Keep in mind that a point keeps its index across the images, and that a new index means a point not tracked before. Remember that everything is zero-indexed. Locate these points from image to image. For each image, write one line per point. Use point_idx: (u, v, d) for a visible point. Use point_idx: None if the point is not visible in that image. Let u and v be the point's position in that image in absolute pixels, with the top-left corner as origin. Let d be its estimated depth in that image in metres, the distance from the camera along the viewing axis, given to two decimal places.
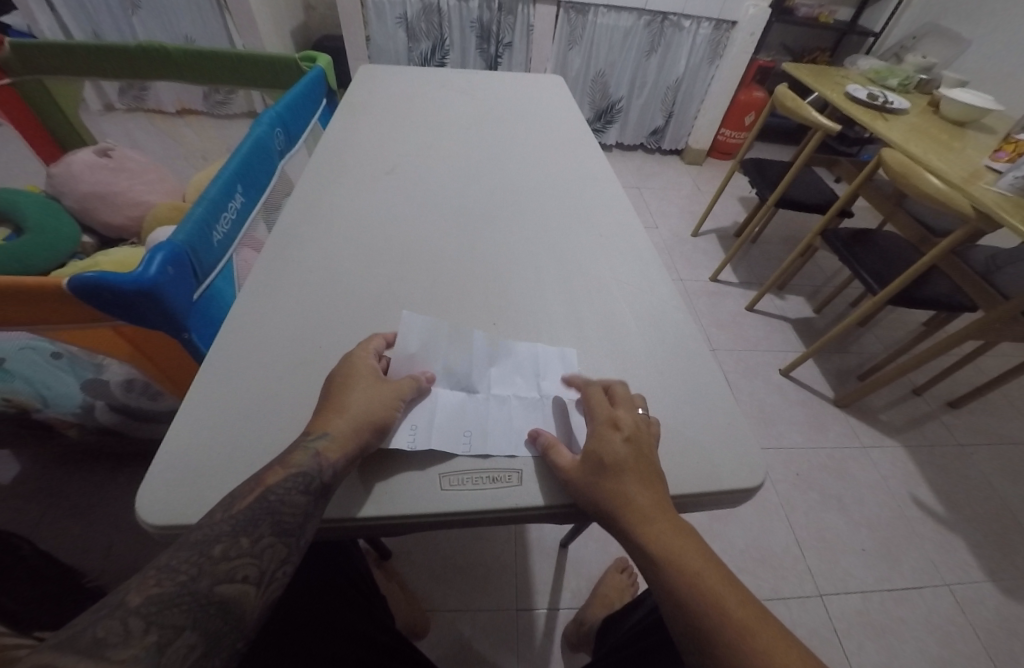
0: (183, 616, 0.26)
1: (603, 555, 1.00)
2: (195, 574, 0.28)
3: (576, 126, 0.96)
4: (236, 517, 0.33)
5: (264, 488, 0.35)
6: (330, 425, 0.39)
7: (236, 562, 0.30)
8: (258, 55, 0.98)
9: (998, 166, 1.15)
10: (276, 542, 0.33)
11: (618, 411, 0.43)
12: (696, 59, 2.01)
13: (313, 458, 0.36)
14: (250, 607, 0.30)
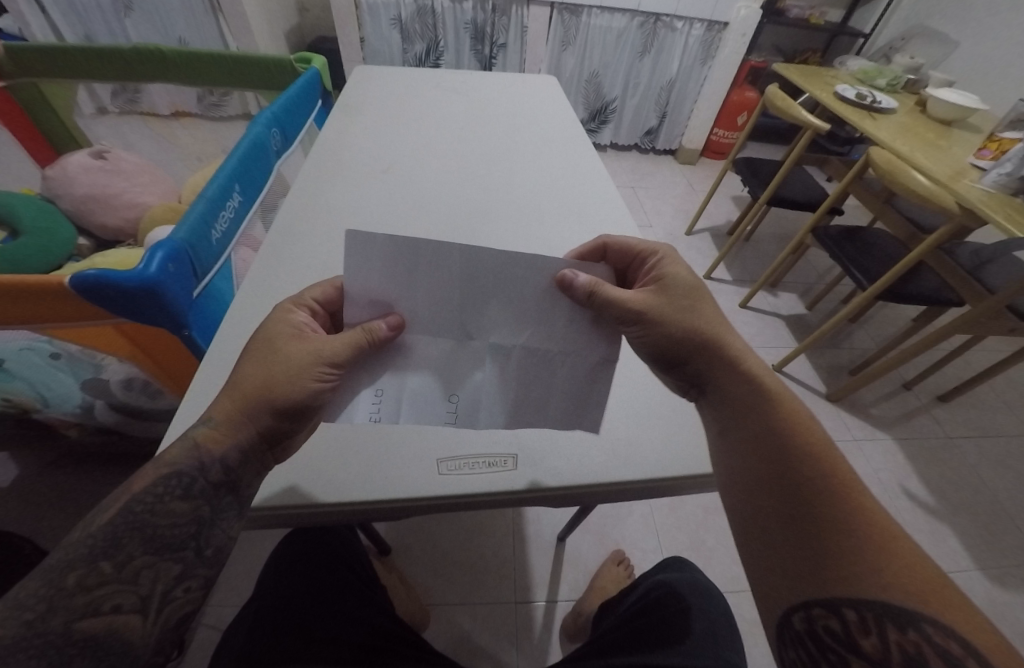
0: (34, 661, 0.28)
1: (599, 549, 1.01)
2: (47, 612, 0.29)
3: (570, 126, 0.97)
4: (96, 538, 0.32)
5: (131, 499, 0.34)
6: (220, 408, 0.37)
7: (102, 593, 0.31)
8: (254, 57, 0.99)
9: (983, 164, 1.18)
10: (157, 561, 0.34)
11: (680, 266, 0.44)
12: (689, 60, 2.03)
13: (193, 457, 0.36)
14: (135, 633, 0.32)
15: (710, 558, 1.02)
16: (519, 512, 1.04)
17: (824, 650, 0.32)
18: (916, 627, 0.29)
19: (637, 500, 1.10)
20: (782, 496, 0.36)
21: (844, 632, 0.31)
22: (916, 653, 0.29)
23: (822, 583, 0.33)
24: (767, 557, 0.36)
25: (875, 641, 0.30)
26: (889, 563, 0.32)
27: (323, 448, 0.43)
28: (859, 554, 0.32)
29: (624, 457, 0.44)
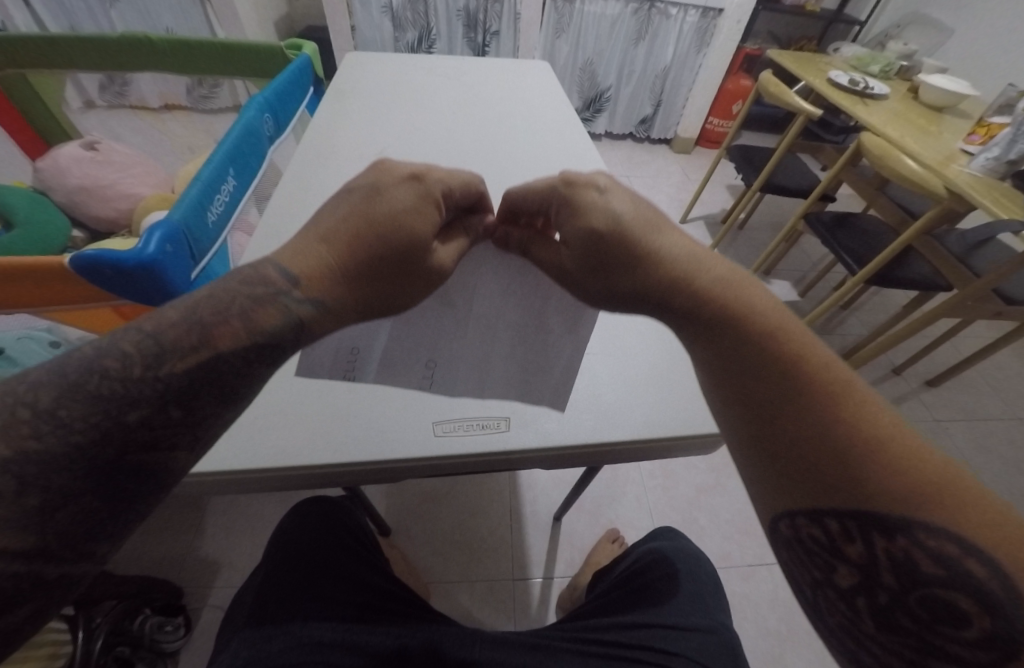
0: (72, 485, 0.26)
1: (595, 528, 1.04)
2: (100, 440, 0.27)
3: (562, 111, 0.98)
4: (168, 378, 0.30)
5: (215, 352, 0.31)
6: (331, 287, 0.36)
7: (161, 433, 0.29)
8: (243, 44, 0.98)
9: (971, 148, 1.19)
10: (221, 410, 0.32)
11: (591, 205, 0.39)
12: (684, 48, 2.03)
13: (295, 332, 0.35)
14: (183, 470, 0.31)
15: (702, 535, 1.05)
16: (515, 493, 1.07)
17: (811, 555, 0.33)
18: (907, 534, 0.28)
19: (631, 481, 1.13)
20: (754, 420, 0.35)
21: (829, 540, 0.31)
22: (903, 555, 0.29)
23: (809, 499, 0.32)
24: (754, 477, 0.35)
25: (860, 548, 0.30)
26: (882, 472, 0.30)
27: (317, 412, 0.43)
28: (846, 466, 0.31)
29: (611, 419, 0.46)
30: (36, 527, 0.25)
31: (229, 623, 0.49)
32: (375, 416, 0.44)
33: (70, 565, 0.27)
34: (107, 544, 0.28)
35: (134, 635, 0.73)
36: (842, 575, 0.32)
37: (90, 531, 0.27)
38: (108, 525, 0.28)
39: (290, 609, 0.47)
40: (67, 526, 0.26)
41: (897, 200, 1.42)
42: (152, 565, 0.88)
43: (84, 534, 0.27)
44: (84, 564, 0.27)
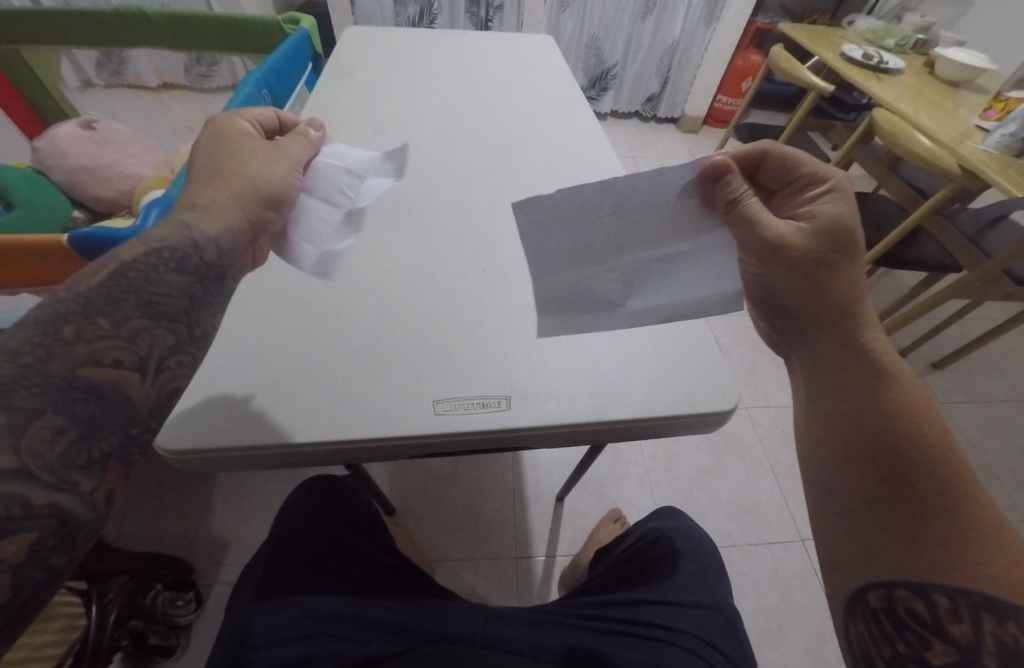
0: (39, 402, 0.27)
1: (597, 508, 1.05)
2: (43, 356, 0.28)
3: (566, 87, 0.95)
4: (91, 295, 0.32)
5: (124, 267, 0.34)
6: (207, 197, 0.40)
7: (101, 345, 0.30)
8: (239, 18, 0.95)
9: (987, 125, 1.16)
10: (153, 327, 0.33)
11: (849, 207, 0.38)
12: (693, 22, 1.96)
13: (186, 235, 0.37)
14: (134, 393, 0.31)
15: (704, 515, 1.06)
16: (519, 474, 1.08)
17: (902, 627, 0.33)
18: (1015, 621, 0.29)
19: (633, 462, 1.13)
20: (889, 468, 0.37)
21: (933, 618, 0.32)
22: (1011, 644, 0.28)
23: (916, 567, 0.34)
24: (863, 522, 0.37)
25: (967, 627, 0.30)
26: (997, 560, 0.32)
27: (319, 390, 0.43)
28: (961, 538, 0.33)
29: (612, 397, 0.46)
30: (10, 446, 0.26)
31: (239, 595, 0.50)
32: (375, 393, 0.44)
33: (55, 494, 0.27)
34: (87, 476, 0.28)
35: (147, 608, 0.74)
36: (936, 653, 0.31)
37: (66, 456, 0.27)
38: (82, 448, 0.28)
39: (298, 582, 0.47)
40: (41, 444, 0.27)
41: (908, 179, 1.38)
42: (164, 541, 0.90)
43: (61, 457, 0.27)
44: (67, 497, 0.27)
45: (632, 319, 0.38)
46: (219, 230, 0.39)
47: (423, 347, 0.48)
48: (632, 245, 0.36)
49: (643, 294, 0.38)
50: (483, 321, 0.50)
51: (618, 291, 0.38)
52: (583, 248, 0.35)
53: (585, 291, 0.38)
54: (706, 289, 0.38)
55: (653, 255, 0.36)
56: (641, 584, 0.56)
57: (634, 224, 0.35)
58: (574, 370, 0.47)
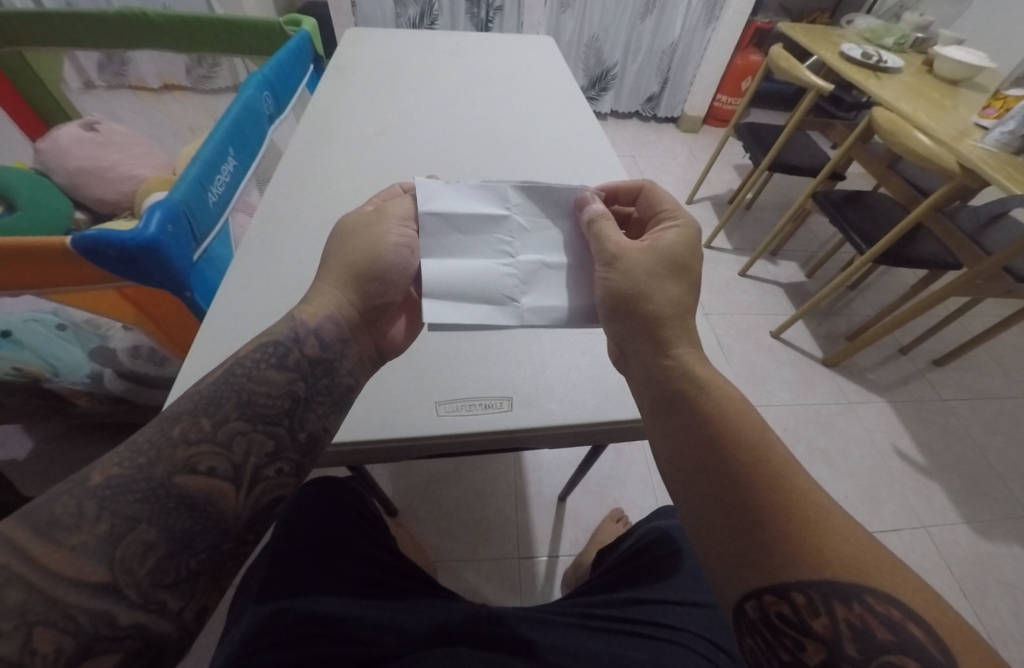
0: (137, 508, 0.28)
1: (599, 507, 1.05)
2: (151, 461, 0.30)
3: (565, 87, 0.95)
4: (201, 396, 0.35)
5: (233, 364, 0.37)
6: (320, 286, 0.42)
7: (199, 450, 0.32)
8: (242, 20, 0.96)
9: (986, 123, 1.16)
10: (251, 431, 0.35)
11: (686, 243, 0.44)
12: (693, 21, 1.96)
13: (291, 327, 0.39)
14: (227, 506, 0.32)
15: None
16: (520, 474, 1.08)
17: (779, 636, 0.29)
18: (859, 600, 0.27)
19: (635, 461, 1.13)
20: (717, 464, 0.34)
21: (795, 616, 0.28)
22: (862, 625, 0.26)
23: (763, 564, 0.30)
24: (710, 530, 0.33)
25: (826, 620, 0.27)
26: (817, 540, 0.29)
27: None
28: (800, 519, 0.30)
29: (614, 398, 0.46)
30: (106, 558, 0.27)
31: (242, 597, 0.50)
32: (380, 394, 0.44)
33: (140, 614, 0.27)
34: (174, 594, 0.28)
35: None
36: (810, 655, 0.28)
37: (157, 571, 0.28)
38: (170, 568, 0.28)
39: (298, 584, 0.48)
40: (133, 557, 0.27)
41: (908, 178, 1.38)
42: None
43: (150, 574, 0.28)
44: (153, 616, 0.27)
45: (524, 315, 0.43)
46: (325, 321, 0.40)
47: (424, 349, 0.48)
48: (524, 251, 0.44)
49: (535, 295, 0.44)
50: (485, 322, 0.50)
51: (513, 289, 0.43)
52: (489, 246, 0.43)
53: (486, 284, 0.43)
54: (571, 297, 0.45)
55: (542, 260, 0.45)
56: (642, 584, 0.56)
57: (525, 236, 0.45)
58: (576, 370, 0.48)
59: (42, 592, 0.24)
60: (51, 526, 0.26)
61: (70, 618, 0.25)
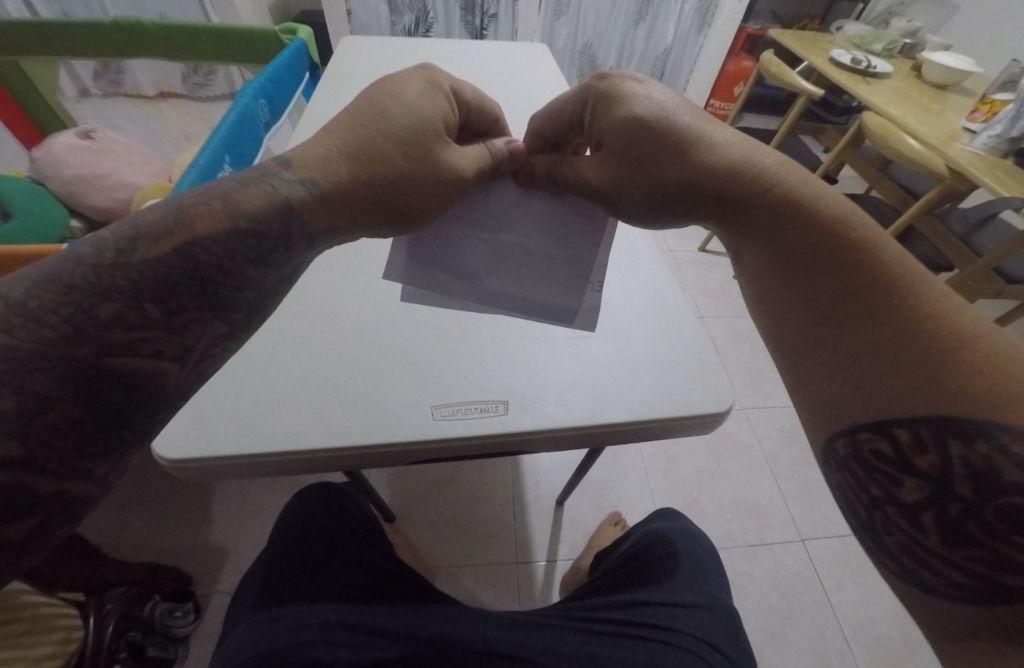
0: (59, 388, 0.26)
1: (597, 511, 1.05)
2: (73, 338, 0.27)
3: (560, 94, 0.96)
4: (144, 274, 0.29)
5: (191, 243, 0.31)
6: (318, 166, 0.36)
7: (141, 336, 0.29)
8: (238, 30, 0.97)
9: (974, 126, 1.18)
10: (204, 317, 0.32)
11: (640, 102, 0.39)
12: (685, 28, 1.98)
13: (284, 222, 0.34)
14: (172, 382, 0.32)
15: (703, 517, 1.06)
16: (518, 478, 1.08)
17: (872, 470, 0.33)
18: (986, 439, 0.27)
19: (633, 464, 1.14)
20: (823, 322, 0.35)
21: (897, 454, 0.31)
22: (984, 465, 0.27)
23: (874, 408, 0.32)
24: (821, 378, 0.35)
25: (933, 457, 0.29)
26: (946, 371, 0.30)
27: (320, 398, 0.44)
28: (922, 365, 0.31)
29: (609, 401, 0.46)
30: (20, 434, 0.25)
31: (238, 605, 0.50)
32: (374, 400, 0.44)
33: (63, 482, 0.27)
34: (99, 463, 0.29)
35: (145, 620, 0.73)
36: (909, 491, 0.31)
37: (82, 445, 0.28)
38: (99, 438, 0.29)
39: (292, 591, 0.47)
40: (54, 434, 0.26)
41: (900, 180, 1.40)
42: (163, 552, 0.90)
43: (74, 445, 0.27)
44: (78, 482, 0.28)
45: (484, 294, 0.41)
46: (324, 228, 0.36)
47: (420, 354, 0.48)
48: (508, 232, 0.41)
49: (502, 278, 0.41)
50: (480, 328, 0.51)
51: (483, 267, 0.41)
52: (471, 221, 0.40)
53: (458, 255, 0.41)
54: (539, 291, 0.42)
55: (523, 249, 0.41)
56: (639, 587, 0.56)
57: (516, 214, 0.41)
58: (572, 372, 0.48)
59: None
60: None
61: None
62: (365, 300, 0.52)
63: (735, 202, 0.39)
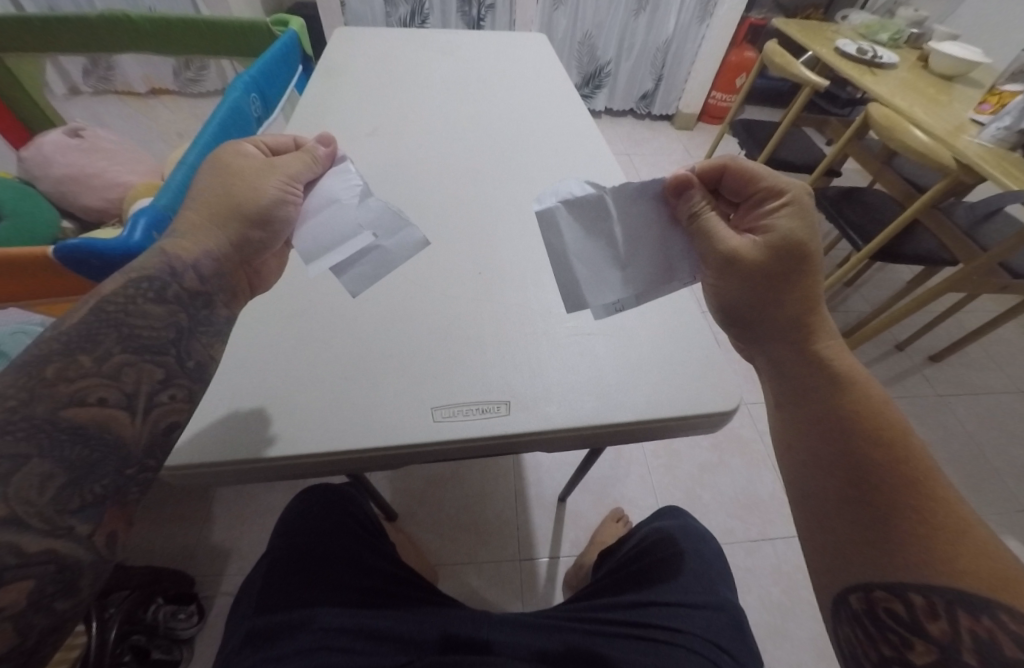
0: (24, 446, 0.28)
1: (599, 507, 1.04)
2: (26, 400, 0.30)
3: (559, 84, 0.95)
4: (71, 333, 0.34)
5: (102, 302, 0.36)
6: (188, 223, 0.43)
7: (82, 385, 0.32)
8: (229, 22, 0.95)
9: (982, 119, 1.16)
10: (137, 362, 0.35)
11: (803, 220, 0.41)
12: (686, 18, 1.95)
13: (164, 263, 0.39)
14: (125, 431, 0.32)
15: (706, 513, 1.06)
16: (520, 475, 1.07)
17: (884, 628, 0.32)
18: (989, 613, 0.28)
19: (635, 460, 1.13)
20: (853, 480, 0.37)
21: (910, 617, 0.31)
22: (988, 637, 0.27)
23: (875, 569, 0.34)
24: (834, 530, 0.37)
25: (944, 625, 0.29)
26: (954, 553, 0.31)
27: (319, 400, 0.43)
28: (923, 542, 0.32)
29: (613, 400, 0.45)
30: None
31: (237, 612, 0.49)
32: (372, 400, 0.43)
33: (49, 540, 0.27)
34: (82, 519, 0.29)
35: (148, 623, 0.73)
36: (918, 654, 0.30)
37: (58, 499, 0.28)
38: (73, 494, 0.29)
39: (293, 598, 0.46)
40: (28, 490, 0.27)
41: (904, 174, 1.39)
42: (163, 555, 0.89)
43: (52, 502, 0.28)
44: (63, 542, 0.28)
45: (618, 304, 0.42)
46: (203, 257, 0.41)
47: (418, 353, 0.47)
48: (624, 221, 0.41)
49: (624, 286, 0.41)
50: (482, 326, 0.50)
51: (612, 275, 0.41)
52: (579, 243, 0.41)
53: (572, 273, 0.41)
54: (659, 280, 0.42)
55: (630, 251, 0.42)
56: (643, 588, 0.55)
57: (624, 228, 0.41)
58: (576, 371, 0.47)
59: None
60: None
61: None
62: (363, 299, 0.51)
63: (815, 332, 0.42)
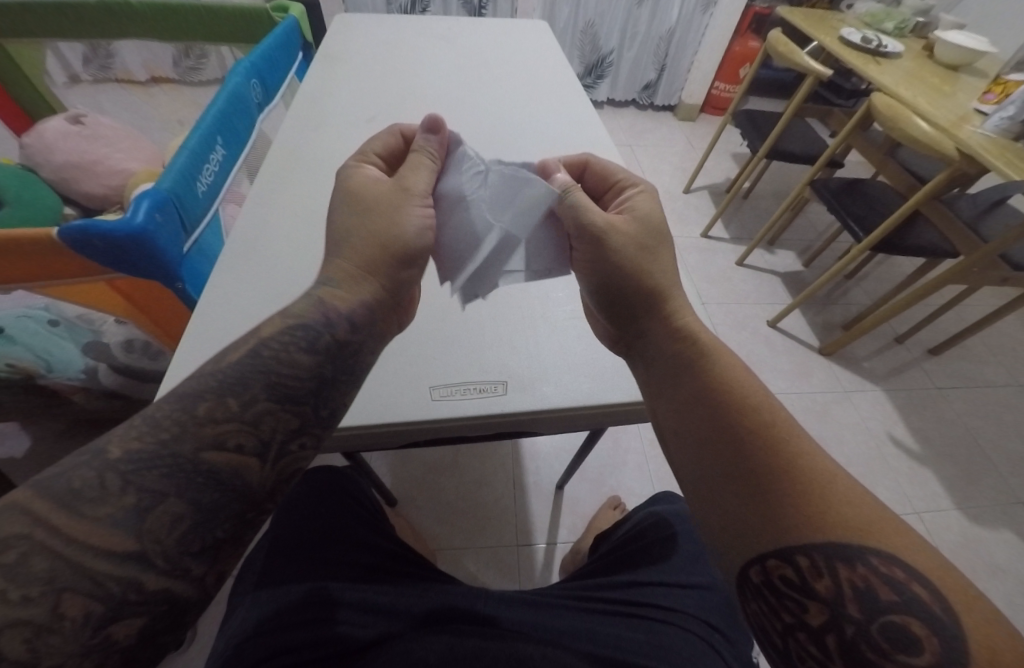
0: (163, 483, 0.27)
1: (596, 495, 1.06)
2: (177, 436, 0.29)
3: (559, 71, 0.94)
4: (227, 372, 0.33)
5: (259, 344, 0.35)
6: (339, 268, 0.41)
7: (226, 426, 0.31)
8: (228, 8, 0.94)
9: (986, 108, 1.15)
10: (277, 409, 0.33)
11: (654, 205, 0.47)
12: (689, 7, 1.93)
13: (321, 311, 0.38)
14: (253, 477, 0.31)
15: None
16: (518, 463, 1.08)
17: (781, 595, 0.32)
18: (862, 561, 0.30)
19: (632, 449, 1.14)
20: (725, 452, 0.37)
21: (799, 578, 0.31)
22: (865, 585, 0.29)
23: (768, 537, 0.33)
24: (717, 508, 0.36)
25: (828, 581, 0.30)
26: (822, 507, 0.32)
27: None
28: (793, 502, 0.33)
29: (607, 381, 0.46)
30: (133, 529, 0.26)
31: (239, 590, 0.50)
32: (376, 379, 0.44)
33: (168, 580, 0.26)
34: (198, 562, 0.27)
35: None
36: (813, 615, 0.31)
37: (183, 542, 0.27)
38: (197, 537, 0.27)
39: (293, 574, 0.47)
40: (162, 529, 0.26)
41: (906, 166, 1.38)
42: None
43: (177, 545, 0.27)
44: (178, 582, 0.27)
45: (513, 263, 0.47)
46: (357, 305, 0.39)
47: (419, 336, 0.48)
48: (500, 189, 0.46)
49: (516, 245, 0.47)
50: (479, 309, 0.50)
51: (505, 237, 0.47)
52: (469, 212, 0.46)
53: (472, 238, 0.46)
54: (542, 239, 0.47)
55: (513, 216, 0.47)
56: (638, 567, 0.56)
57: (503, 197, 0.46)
58: (572, 352, 0.48)
59: (68, 559, 0.24)
60: (75, 497, 0.25)
61: (95, 584, 0.24)
62: None
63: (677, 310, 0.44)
